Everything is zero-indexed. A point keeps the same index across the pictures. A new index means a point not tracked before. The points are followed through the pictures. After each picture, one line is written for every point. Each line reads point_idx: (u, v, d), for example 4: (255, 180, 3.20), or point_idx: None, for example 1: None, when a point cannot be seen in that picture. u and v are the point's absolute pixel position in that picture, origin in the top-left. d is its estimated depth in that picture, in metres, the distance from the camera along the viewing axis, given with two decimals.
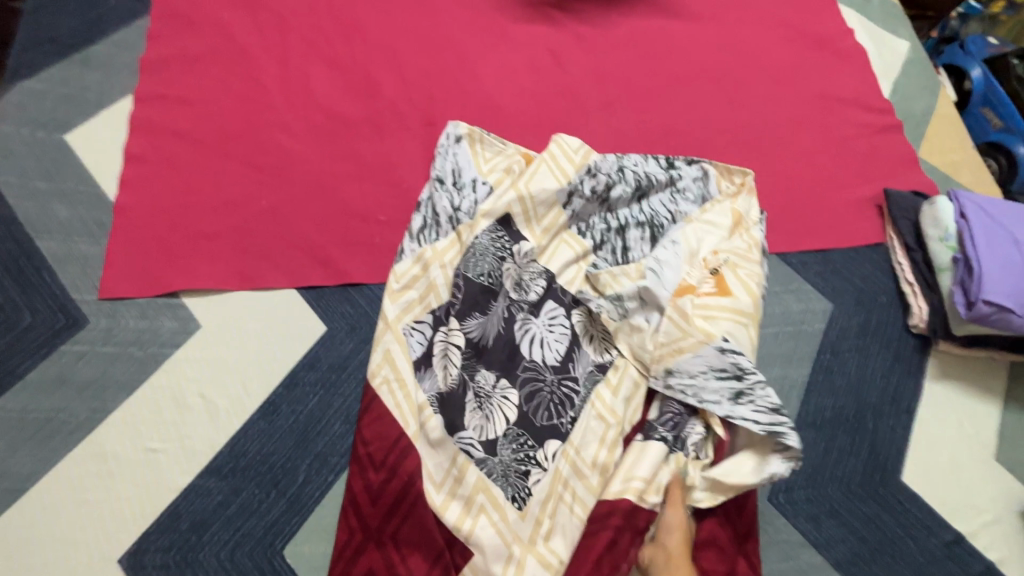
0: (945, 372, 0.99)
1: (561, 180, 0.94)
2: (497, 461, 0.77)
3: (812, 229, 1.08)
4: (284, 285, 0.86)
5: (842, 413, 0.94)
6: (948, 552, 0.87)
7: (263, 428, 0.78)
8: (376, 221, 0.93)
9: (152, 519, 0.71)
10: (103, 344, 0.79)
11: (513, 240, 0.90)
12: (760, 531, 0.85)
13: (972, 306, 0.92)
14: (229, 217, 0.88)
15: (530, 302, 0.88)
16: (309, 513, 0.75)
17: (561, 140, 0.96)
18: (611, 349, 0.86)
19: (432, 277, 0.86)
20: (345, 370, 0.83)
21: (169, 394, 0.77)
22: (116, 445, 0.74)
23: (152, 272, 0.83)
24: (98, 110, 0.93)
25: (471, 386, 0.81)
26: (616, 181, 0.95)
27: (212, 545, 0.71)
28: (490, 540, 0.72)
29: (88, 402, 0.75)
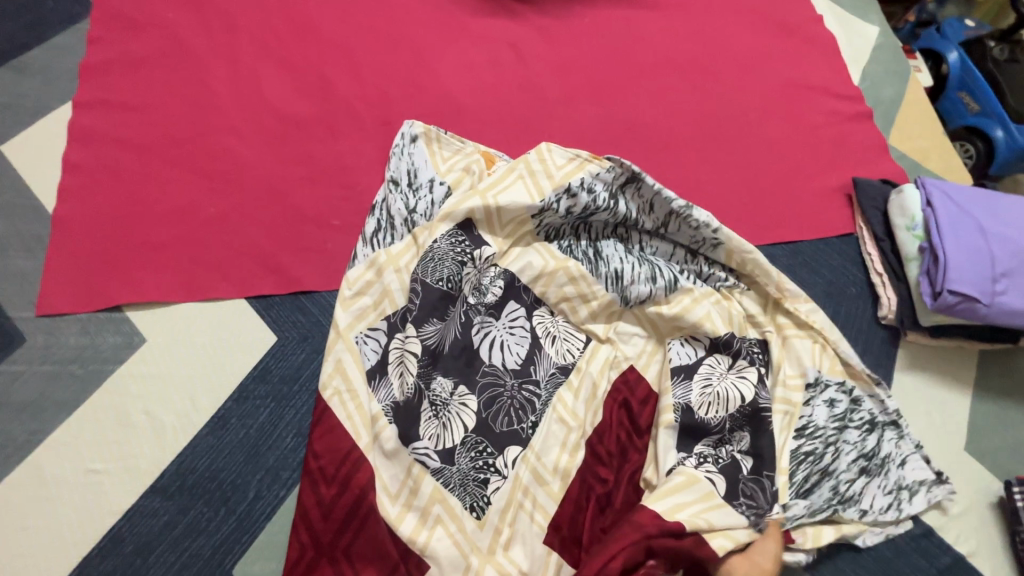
0: (914, 364, 0.98)
1: (534, 196, 0.87)
2: (454, 471, 0.75)
3: (780, 222, 1.07)
4: (233, 295, 0.83)
5: None
6: (914, 544, 0.86)
7: (212, 444, 0.75)
8: (330, 225, 0.90)
9: (94, 543, 0.69)
10: (41, 363, 0.76)
11: (474, 245, 0.85)
12: None
13: (939, 295, 0.91)
14: (175, 227, 0.86)
15: (488, 304, 0.85)
16: (259, 531, 0.73)
17: (547, 154, 0.89)
18: (573, 351, 0.85)
19: (388, 285, 0.83)
20: (297, 382, 0.80)
21: (113, 412, 0.75)
22: (56, 469, 0.71)
23: (93, 286, 0.80)
24: (36, 118, 0.90)
25: (427, 395, 0.78)
26: (600, 208, 0.87)
27: (158, 567, 0.69)
28: (446, 551, 0.71)
29: (27, 423, 0.73)
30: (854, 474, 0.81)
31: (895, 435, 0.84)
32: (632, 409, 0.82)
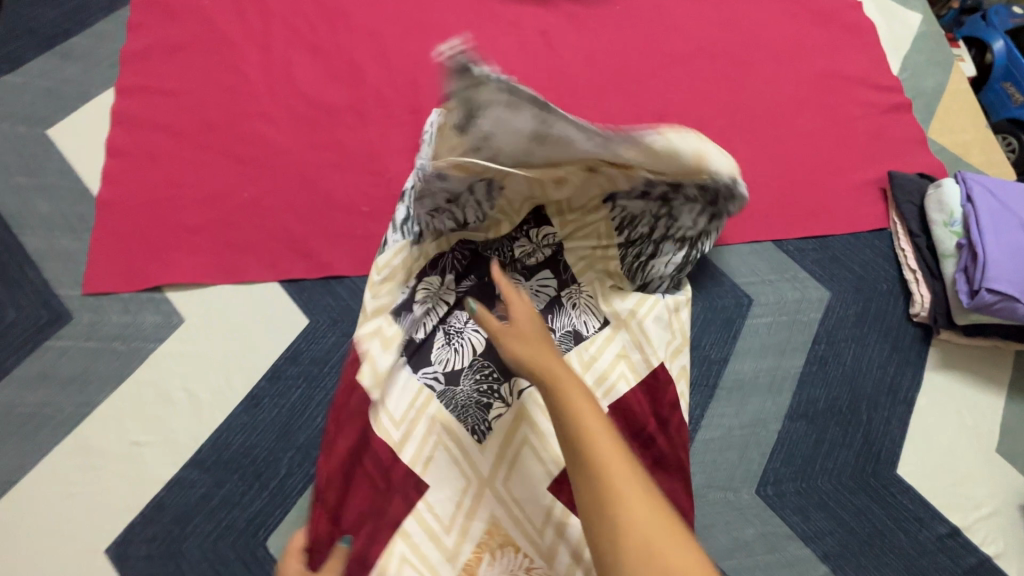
0: (946, 363, 0.96)
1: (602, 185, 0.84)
2: (458, 391, 0.81)
3: (811, 215, 1.05)
4: (267, 279, 0.86)
5: (835, 404, 0.91)
6: (940, 544, 0.84)
7: (246, 421, 0.78)
8: (360, 212, 0.92)
9: (137, 511, 0.72)
10: (86, 340, 0.79)
11: (537, 224, 0.90)
12: (746, 524, 0.82)
13: (975, 294, 0.89)
14: (211, 211, 0.88)
15: (525, 266, 0.90)
16: (291, 505, 0.75)
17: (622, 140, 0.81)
18: (590, 322, 0.88)
19: (392, 276, 0.83)
20: (327, 364, 0.83)
21: (153, 388, 0.77)
22: (101, 440, 0.74)
23: (135, 267, 0.83)
24: (79, 103, 0.93)
25: (443, 324, 0.85)
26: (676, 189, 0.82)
27: (196, 536, 0.72)
28: (447, 468, 0.76)
29: (74, 396, 0.76)
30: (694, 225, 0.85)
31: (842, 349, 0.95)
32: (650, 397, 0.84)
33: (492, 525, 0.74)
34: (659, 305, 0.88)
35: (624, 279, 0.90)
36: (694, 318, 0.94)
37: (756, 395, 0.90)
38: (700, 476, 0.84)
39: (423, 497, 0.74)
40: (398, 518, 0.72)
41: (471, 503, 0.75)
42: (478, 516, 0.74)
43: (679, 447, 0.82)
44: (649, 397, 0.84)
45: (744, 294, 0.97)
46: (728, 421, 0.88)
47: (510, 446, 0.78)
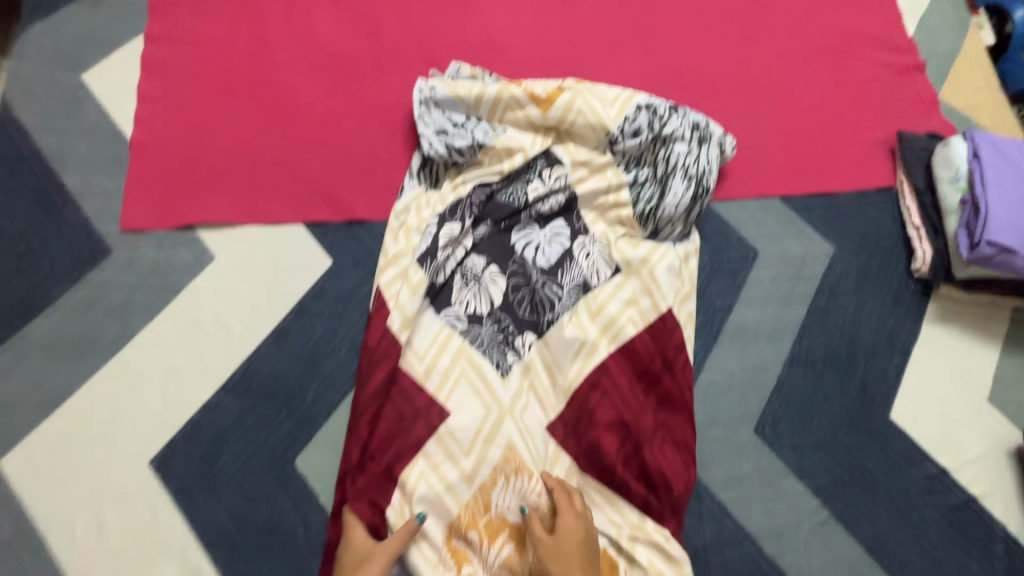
0: (944, 318, 0.99)
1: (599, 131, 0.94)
2: (482, 331, 0.85)
3: (819, 173, 1.07)
4: (292, 221, 0.90)
5: (834, 352, 0.95)
6: (929, 484, 0.89)
7: (275, 351, 0.83)
8: (380, 159, 0.95)
9: (176, 428, 0.77)
10: (125, 273, 0.83)
11: (549, 164, 0.93)
12: (743, 459, 0.87)
13: (974, 247, 0.91)
14: (239, 155, 0.92)
15: (540, 213, 0.92)
16: (318, 428, 0.80)
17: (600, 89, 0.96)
18: (600, 274, 0.91)
19: (406, 222, 0.89)
20: (350, 302, 0.87)
21: (188, 319, 0.82)
22: (142, 364, 0.79)
23: (170, 207, 0.87)
24: (111, 50, 0.96)
25: (461, 268, 0.88)
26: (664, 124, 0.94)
27: (231, 452, 0.77)
28: (468, 400, 0.80)
29: (115, 324, 0.81)
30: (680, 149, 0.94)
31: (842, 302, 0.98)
32: (660, 339, 0.87)
33: (509, 451, 0.78)
34: (670, 254, 0.91)
35: (636, 226, 0.94)
36: (701, 267, 0.98)
37: (758, 342, 0.94)
38: (701, 415, 0.88)
39: (445, 422, 0.78)
40: (420, 439, 0.77)
41: (490, 430, 0.78)
42: (496, 443, 0.78)
43: (682, 386, 0.86)
44: (655, 340, 0.87)
45: (749, 247, 1.00)
46: (730, 364, 0.92)
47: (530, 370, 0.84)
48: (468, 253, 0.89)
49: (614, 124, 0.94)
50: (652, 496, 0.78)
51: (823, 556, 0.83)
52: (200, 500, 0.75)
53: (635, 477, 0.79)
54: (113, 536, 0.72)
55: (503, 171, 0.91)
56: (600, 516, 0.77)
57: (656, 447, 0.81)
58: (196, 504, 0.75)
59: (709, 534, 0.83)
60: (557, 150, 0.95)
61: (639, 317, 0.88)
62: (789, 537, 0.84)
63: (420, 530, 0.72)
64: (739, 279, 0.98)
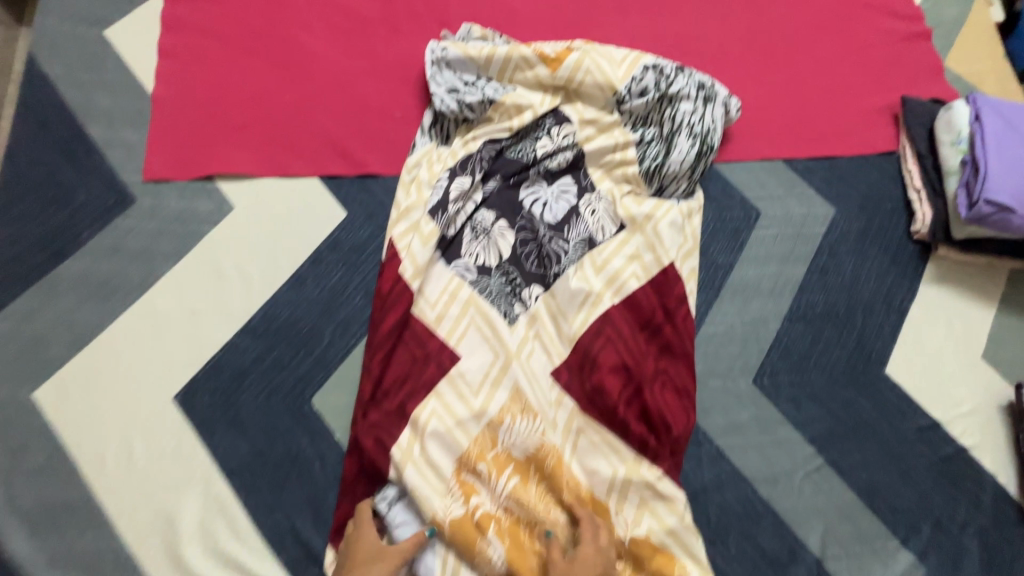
0: (941, 278, 1.02)
1: (607, 90, 0.96)
2: (490, 282, 0.88)
3: (822, 137, 1.09)
4: (308, 174, 0.93)
5: (833, 309, 0.98)
6: (920, 435, 0.92)
7: (292, 296, 0.86)
8: (392, 117, 0.98)
9: (199, 367, 0.81)
10: (149, 221, 0.87)
11: (557, 123, 0.96)
12: (742, 408, 0.90)
13: (974, 206, 0.93)
14: (257, 111, 0.94)
15: (548, 170, 0.95)
16: (334, 369, 0.84)
17: (608, 49, 0.98)
18: (606, 230, 0.93)
19: (418, 176, 0.91)
20: (364, 253, 0.90)
21: (209, 265, 0.86)
22: (166, 307, 0.83)
23: (191, 159, 0.90)
24: (132, 8, 0.99)
25: (471, 222, 0.91)
26: (670, 84, 0.96)
27: (251, 391, 0.81)
28: (477, 344, 0.84)
29: (140, 268, 0.84)
30: (685, 108, 0.96)
31: (840, 262, 1.01)
32: (663, 293, 0.90)
33: (515, 393, 0.81)
34: (674, 210, 0.94)
35: (643, 183, 0.96)
36: (704, 226, 1.00)
37: (758, 298, 0.97)
38: (701, 366, 0.92)
39: (456, 365, 0.82)
40: (431, 380, 0.81)
41: (497, 373, 0.82)
42: (503, 386, 0.82)
43: (683, 336, 0.89)
44: (658, 292, 0.90)
45: (752, 207, 1.03)
46: (731, 318, 0.95)
47: (535, 320, 0.87)
48: (477, 208, 0.92)
49: (621, 84, 0.96)
50: (650, 435, 0.81)
51: (817, 499, 0.87)
52: (222, 433, 0.79)
53: (635, 417, 0.82)
54: (141, 464, 0.76)
55: (513, 128, 0.94)
56: (599, 457, 0.80)
57: (655, 390, 0.84)
58: (218, 437, 0.79)
59: (707, 477, 0.86)
60: (566, 109, 0.97)
61: (642, 270, 0.91)
62: (784, 482, 0.87)
63: (430, 461, 0.76)
64: (743, 237, 1.00)
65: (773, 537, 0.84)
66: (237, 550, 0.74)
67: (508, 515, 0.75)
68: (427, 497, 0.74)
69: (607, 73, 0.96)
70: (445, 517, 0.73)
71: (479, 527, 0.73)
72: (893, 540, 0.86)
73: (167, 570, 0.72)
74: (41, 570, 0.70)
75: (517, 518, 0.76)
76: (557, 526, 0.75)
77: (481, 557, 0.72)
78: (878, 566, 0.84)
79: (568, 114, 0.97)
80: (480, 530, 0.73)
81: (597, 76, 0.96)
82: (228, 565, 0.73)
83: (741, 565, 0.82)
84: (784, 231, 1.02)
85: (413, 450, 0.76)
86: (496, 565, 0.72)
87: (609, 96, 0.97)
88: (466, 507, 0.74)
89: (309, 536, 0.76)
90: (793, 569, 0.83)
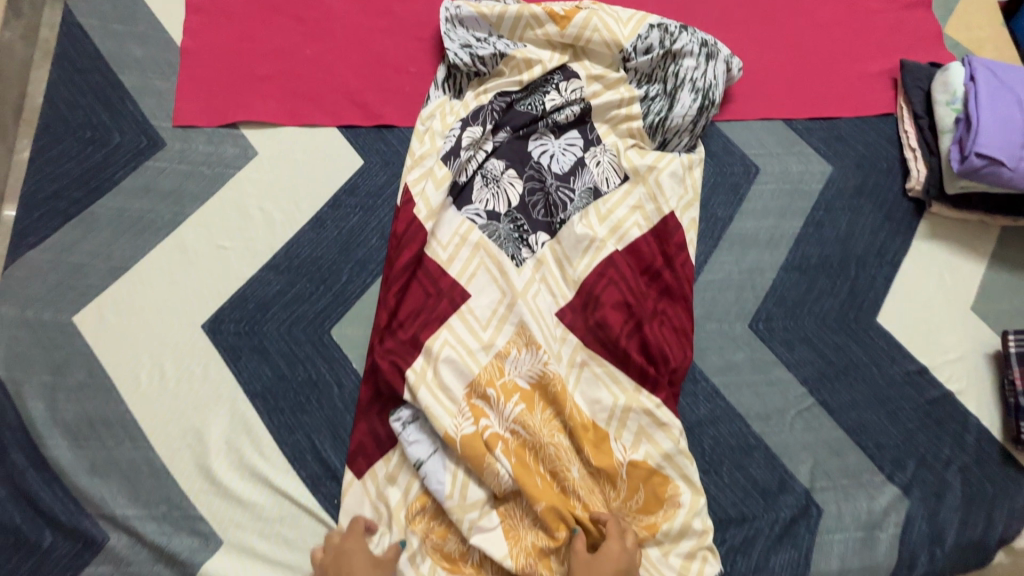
0: (934, 234, 1.05)
1: (614, 47, 1.00)
2: (498, 227, 0.93)
3: (821, 99, 1.12)
4: (327, 124, 0.98)
5: (827, 260, 1.02)
6: (907, 379, 0.96)
7: (313, 237, 0.91)
8: (407, 72, 1.02)
9: (226, 299, 0.86)
10: (179, 163, 0.92)
11: (565, 78, 1.00)
12: (737, 349, 0.95)
13: (965, 159, 0.97)
14: (279, 63, 0.99)
15: (555, 123, 0.99)
16: (351, 304, 0.89)
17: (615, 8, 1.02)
18: (610, 181, 0.97)
19: (431, 126, 0.96)
20: (380, 198, 0.95)
21: (235, 205, 0.91)
22: (195, 242, 0.88)
23: (217, 107, 0.96)
24: None
25: (482, 170, 0.95)
26: (674, 41, 1.00)
27: (274, 322, 0.86)
28: (486, 283, 0.89)
29: (170, 206, 0.90)
30: (688, 64, 1.00)
31: (836, 216, 1.05)
32: (664, 241, 0.94)
33: (521, 328, 0.86)
34: (675, 162, 0.98)
35: (647, 137, 1.01)
36: (705, 180, 1.04)
37: (755, 249, 1.01)
38: (699, 310, 0.96)
39: (467, 303, 0.87)
40: (444, 314, 0.86)
41: (504, 310, 0.87)
42: (509, 322, 0.86)
43: (682, 281, 0.93)
44: (658, 240, 0.95)
45: (751, 163, 1.06)
46: (728, 267, 0.99)
47: (542, 264, 0.92)
48: (488, 157, 0.96)
49: (628, 41, 1.00)
50: (649, 367, 0.86)
51: (806, 435, 0.92)
52: (246, 358, 0.84)
53: (635, 349, 0.87)
54: (172, 384, 0.81)
55: (523, 81, 0.98)
56: (601, 388, 0.85)
57: (654, 327, 0.89)
58: (243, 362, 0.84)
59: (702, 412, 0.91)
60: (574, 66, 1.02)
61: (644, 218, 0.96)
62: (775, 419, 0.92)
63: (442, 385, 0.81)
64: (742, 191, 1.04)
65: (764, 469, 0.89)
66: (261, 465, 0.79)
67: (514, 438, 0.80)
68: (438, 416, 0.79)
69: (614, 30, 1.00)
70: (456, 433, 0.78)
71: (487, 446, 0.78)
72: (878, 475, 0.91)
73: (197, 480, 0.78)
74: (83, 475, 0.76)
75: (523, 441, 0.80)
76: (559, 448, 0.80)
77: (488, 473, 0.77)
78: (863, 498, 0.89)
79: (576, 70, 1.01)
80: (488, 447, 0.78)
81: (605, 33, 1.00)
82: (253, 477, 0.79)
83: (733, 493, 0.87)
84: (778, 184, 1.06)
85: (426, 374, 0.82)
86: (503, 481, 0.77)
87: (617, 53, 1.01)
88: (475, 427, 0.79)
89: (327, 453, 0.81)
90: (782, 499, 0.87)
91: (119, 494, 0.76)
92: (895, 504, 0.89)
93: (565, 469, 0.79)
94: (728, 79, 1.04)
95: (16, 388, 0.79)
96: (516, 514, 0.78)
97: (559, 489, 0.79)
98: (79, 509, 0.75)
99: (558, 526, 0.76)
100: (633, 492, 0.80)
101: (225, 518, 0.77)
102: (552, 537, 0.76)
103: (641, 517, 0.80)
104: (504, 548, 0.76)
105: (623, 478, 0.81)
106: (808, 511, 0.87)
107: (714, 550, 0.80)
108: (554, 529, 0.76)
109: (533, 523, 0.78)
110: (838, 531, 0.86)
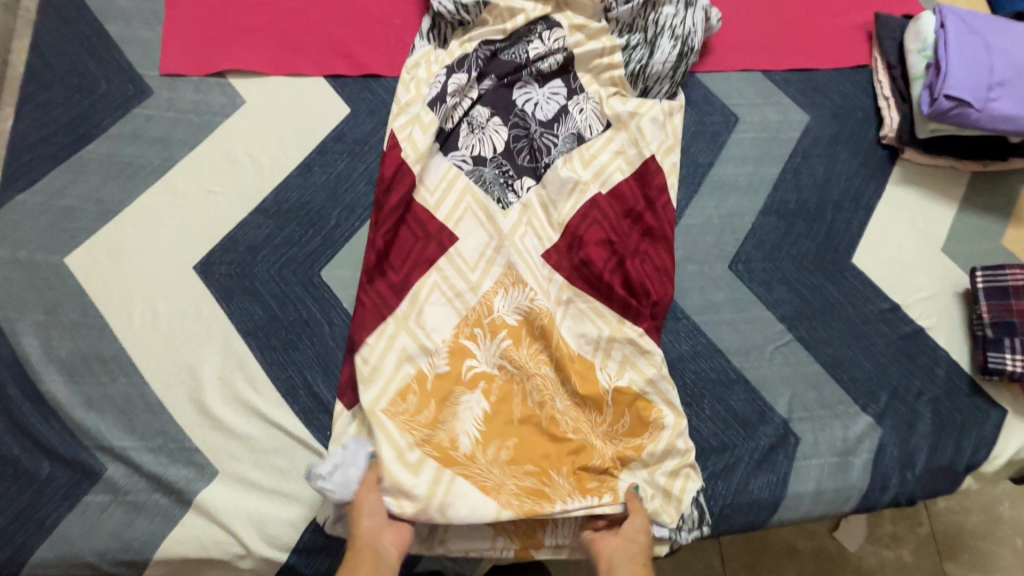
0: (907, 179, 1.09)
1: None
2: (483, 172, 0.95)
3: (799, 51, 1.15)
4: (314, 74, 0.99)
5: (804, 205, 1.05)
6: (881, 316, 1.00)
7: (301, 182, 0.93)
8: (392, 24, 1.04)
9: (216, 242, 0.88)
10: (167, 110, 0.93)
11: (547, 27, 1.03)
12: (718, 289, 0.98)
13: (935, 102, 1.01)
14: (264, 14, 1.00)
15: (539, 72, 1.01)
16: (340, 247, 0.91)
17: None
18: (593, 126, 0.99)
19: (417, 75, 0.97)
20: (367, 145, 0.96)
21: (225, 152, 0.92)
22: (185, 187, 0.90)
23: (204, 56, 0.97)
24: None
25: (467, 117, 0.97)
26: None
27: (264, 263, 0.88)
28: (471, 226, 0.91)
29: (159, 152, 0.91)
30: (667, 12, 1.04)
31: (812, 163, 1.08)
32: (647, 185, 0.97)
33: (508, 269, 0.88)
34: (656, 108, 1.01)
35: (628, 86, 1.04)
36: (686, 128, 1.07)
37: (734, 194, 1.04)
38: (680, 252, 0.99)
39: (455, 246, 0.90)
40: (433, 257, 0.88)
41: (492, 252, 0.89)
42: (497, 263, 0.89)
43: (664, 223, 0.96)
44: (640, 183, 0.97)
45: (730, 112, 1.09)
46: (708, 211, 1.02)
47: (528, 209, 0.93)
48: (473, 105, 0.98)
49: None
50: (631, 299, 0.89)
51: (785, 369, 0.95)
52: (238, 299, 0.86)
53: (619, 284, 0.90)
54: (165, 322, 0.83)
55: (507, 30, 1.01)
56: (587, 322, 0.88)
57: (636, 263, 0.92)
58: (234, 301, 0.86)
59: (683, 348, 0.93)
60: (556, 16, 1.04)
61: (625, 162, 0.98)
62: (754, 354, 0.95)
63: (425, 326, 0.84)
64: (722, 138, 1.07)
65: (744, 401, 0.92)
66: (254, 399, 0.81)
67: (502, 373, 0.83)
68: (415, 356, 0.82)
69: None
70: (430, 371, 0.82)
71: (469, 382, 0.82)
72: (853, 406, 0.94)
73: (191, 414, 0.80)
74: (79, 408, 0.78)
75: (511, 376, 0.83)
76: (544, 380, 0.83)
77: (451, 412, 0.80)
78: (839, 426, 0.92)
79: (559, 20, 1.04)
80: (466, 384, 0.81)
81: None
82: (246, 411, 0.81)
83: (715, 424, 0.90)
84: (756, 131, 1.08)
85: (409, 317, 0.84)
86: (461, 422, 0.80)
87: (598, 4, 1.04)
88: (450, 367, 0.82)
89: (319, 388, 0.83)
90: (761, 428, 0.90)
91: (116, 427, 0.78)
92: (868, 432, 0.93)
93: (549, 401, 0.81)
94: (706, 27, 1.07)
95: (9, 326, 0.80)
96: (484, 468, 0.77)
97: (537, 420, 0.81)
98: (76, 441, 0.77)
99: (540, 462, 0.79)
100: (619, 417, 0.84)
101: (220, 449, 0.79)
102: (528, 471, 0.78)
103: (626, 440, 0.83)
104: (494, 503, 0.74)
105: (609, 404, 0.84)
106: (786, 439, 0.90)
107: (696, 469, 0.84)
108: (529, 465, 0.79)
109: (511, 459, 0.79)
110: (814, 457, 0.90)
